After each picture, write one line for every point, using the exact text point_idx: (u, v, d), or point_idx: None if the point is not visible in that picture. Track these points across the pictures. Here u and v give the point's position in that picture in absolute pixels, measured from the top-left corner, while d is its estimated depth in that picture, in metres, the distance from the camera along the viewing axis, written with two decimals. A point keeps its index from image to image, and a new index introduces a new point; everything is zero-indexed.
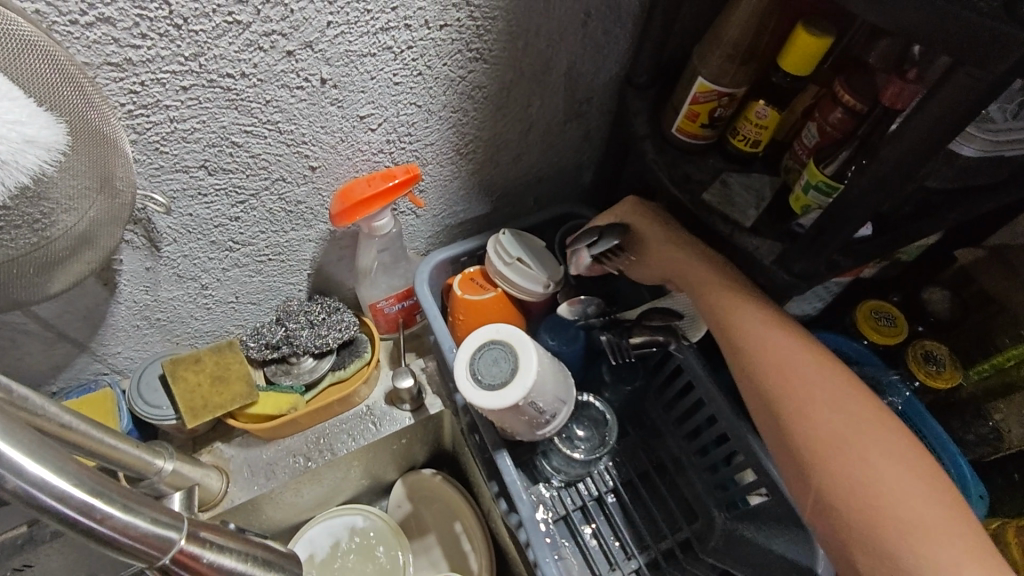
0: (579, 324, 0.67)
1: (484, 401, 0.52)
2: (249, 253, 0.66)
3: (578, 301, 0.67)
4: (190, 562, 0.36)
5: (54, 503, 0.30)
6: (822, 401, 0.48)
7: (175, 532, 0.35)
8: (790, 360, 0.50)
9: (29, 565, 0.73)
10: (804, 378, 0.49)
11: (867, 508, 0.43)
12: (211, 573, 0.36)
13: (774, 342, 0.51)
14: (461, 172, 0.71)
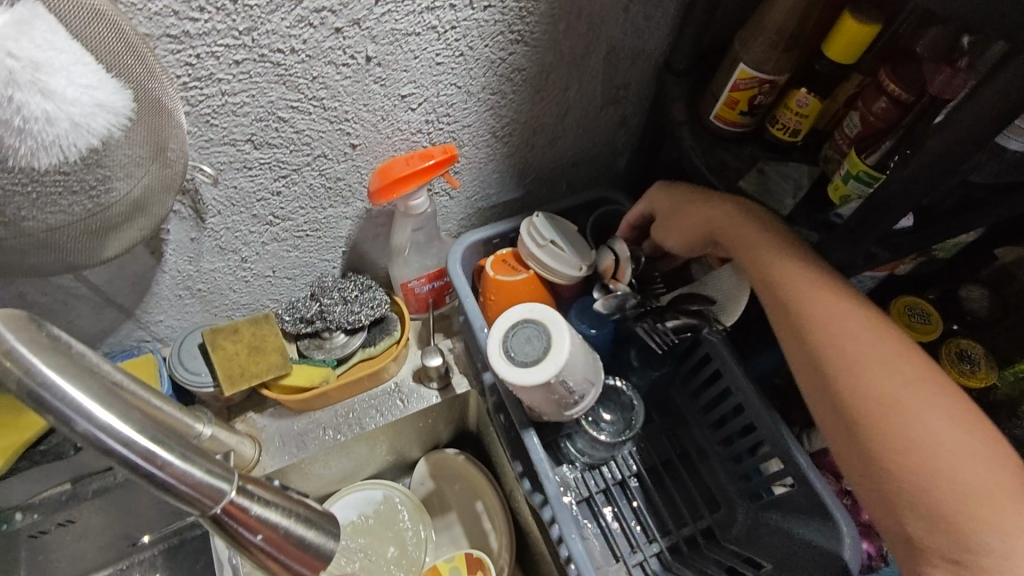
0: (614, 318, 0.66)
1: (516, 377, 0.53)
2: (289, 228, 0.68)
3: (614, 295, 0.63)
4: (238, 514, 0.37)
5: (119, 446, 0.32)
6: (869, 360, 0.45)
7: (225, 484, 0.36)
8: (838, 318, 0.47)
9: (72, 521, 0.76)
10: (852, 338, 0.47)
11: (931, 486, 0.41)
12: (258, 526, 0.38)
13: (827, 306, 0.48)
14: (496, 155, 0.72)
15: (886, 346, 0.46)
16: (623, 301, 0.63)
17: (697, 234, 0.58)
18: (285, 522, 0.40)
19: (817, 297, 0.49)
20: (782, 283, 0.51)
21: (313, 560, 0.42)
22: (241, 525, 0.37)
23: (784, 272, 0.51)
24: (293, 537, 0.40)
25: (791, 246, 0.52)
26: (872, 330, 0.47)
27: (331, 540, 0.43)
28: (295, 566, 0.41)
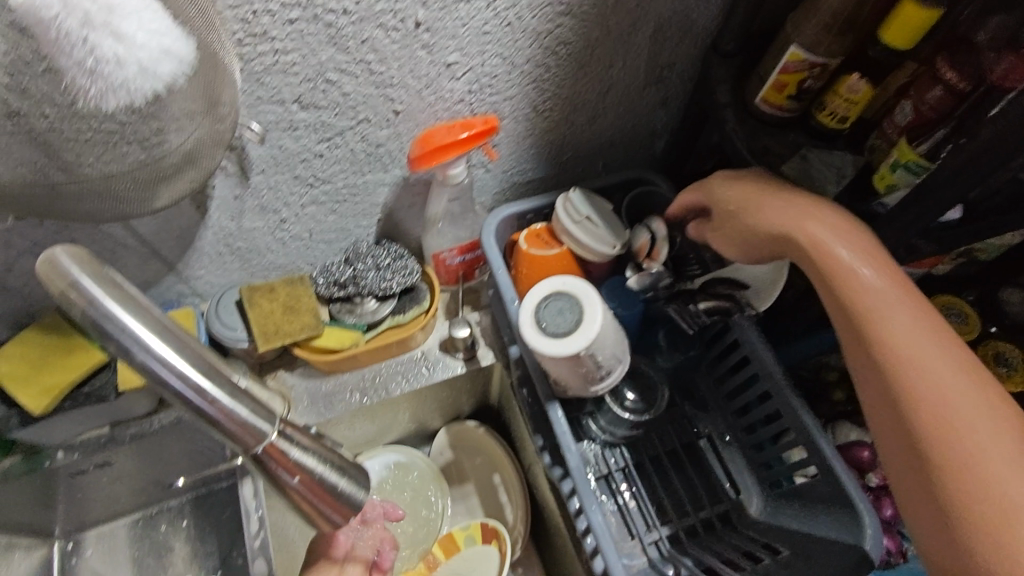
0: (643, 297, 0.67)
1: (547, 348, 0.53)
2: (328, 191, 0.69)
3: (648, 274, 0.65)
4: (277, 455, 0.39)
5: (174, 379, 0.34)
6: (942, 386, 0.43)
7: (268, 426, 0.38)
8: (914, 339, 0.45)
9: (109, 463, 0.80)
10: (930, 364, 0.44)
11: (1003, 543, 0.38)
12: (294, 469, 0.39)
13: (909, 332, 0.45)
14: (535, 130, 0.72)
15: (965, 379, 0.44)
16: (658, 279, 0.65)
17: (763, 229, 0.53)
18: (323, 468, 0.41)
19: (897, 320, 0.46)
20: (864, 295, 0.48)
21: (345, 508, 0.44)
22: (280, 466, 0.39)
23: (869, 285, 0.48)
24: (328, 483, 0.42)
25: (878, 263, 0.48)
26: (958, 362, 0.44)
27: (364, 491, 0.45)
28: (328, 512, 0.43)
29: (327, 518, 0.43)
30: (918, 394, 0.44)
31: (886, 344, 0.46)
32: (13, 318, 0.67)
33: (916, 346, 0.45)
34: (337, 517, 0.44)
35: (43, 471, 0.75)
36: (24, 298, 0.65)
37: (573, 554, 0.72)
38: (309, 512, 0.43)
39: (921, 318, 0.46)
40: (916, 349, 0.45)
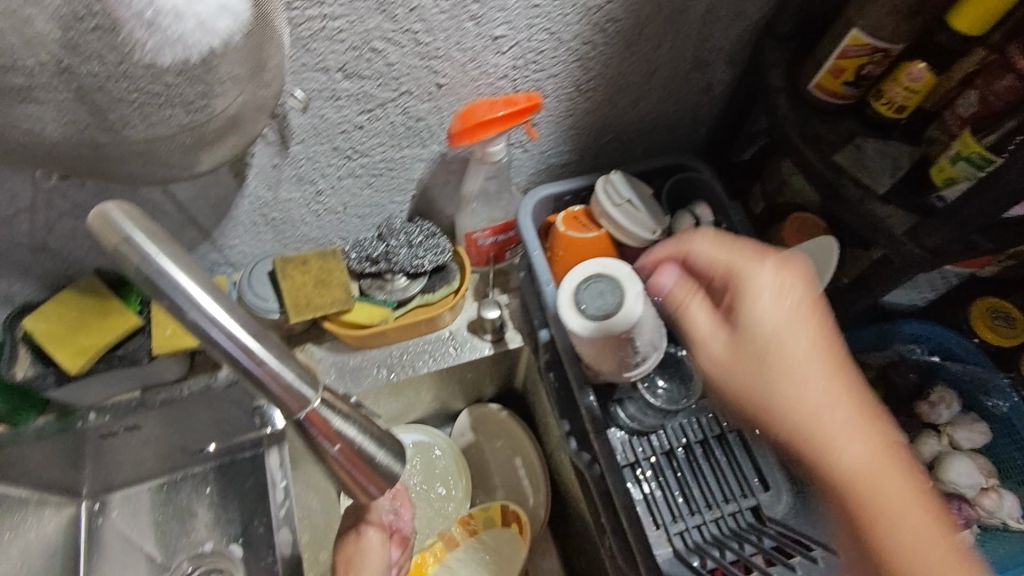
0: None
1: (586, 329, 0.52)
2: (365, 164, 0.68)
3: None
4: (319, 423, 0.38)
5: (223, 337, 0.33)
6: (859, 442, 0.45)
7: (311, 391, 0.38)
8: (835, 418, 0.46)
9: (138, 427, 0.81)
10: (857, 455, 0.45)
11: None
12: (335, 437, 0.39)
13: (853, 432, 0.46)
14: (576, 111, 0.71)
15: (897, 466, 0.45)
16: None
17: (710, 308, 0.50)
18: (365, 441, 0.41)
19: (837, 424, 0.46)
20: (780, 389, 0.47)
21: (380, 479, 0.44)
22: (325, 436, 0.39)
23: (772, 381, 0.47)
24: (367, 456, 0.42)
25: (813, 356, 0.47)
26: (877, 441, 0.46)
27: (400, 464, 0.45)
28: (364, 482, 0.43)
29: (363, 488, 0.44)
30: (862, 486, 0.44)
31: (826, 443, 0.46)
32: (52, 279, 0.68)
33: (857, 447, 0.45)
34: (372, 488, 0.44)
35: (74, 431, 0.77)
36: (62, 259, 0.66)
37: (597, 537, 0.71)
38: (345, 480, 0.43)
39: (851, 396, 0.47)
40: (864, 459, 0.45)
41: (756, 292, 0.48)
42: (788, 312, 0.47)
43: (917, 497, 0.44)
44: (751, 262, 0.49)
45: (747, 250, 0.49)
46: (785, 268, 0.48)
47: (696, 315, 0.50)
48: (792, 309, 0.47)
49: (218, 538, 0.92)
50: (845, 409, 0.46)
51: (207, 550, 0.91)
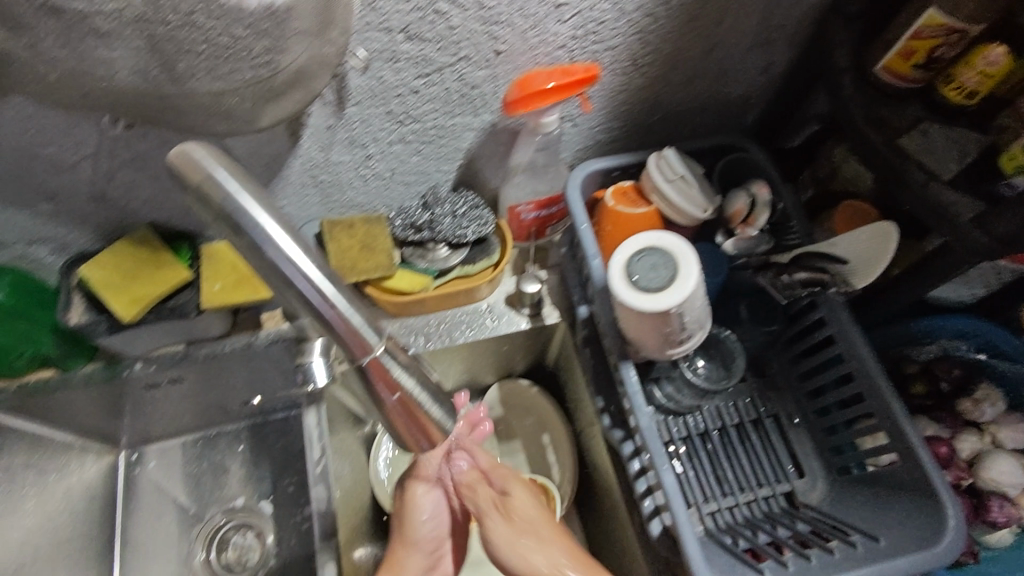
0: (738, 260, 0.66)
1: (636, 300, 0.52)
2: (416, 130, 0.68)
3: (747, 239, 0.64)
4: (379, 371, 0.39)
5: (298, 278, 0.34)
6: (544, 548, 0.61)
7: (375, 339, 0.38)
8: (532, 550, 0.61)
9: (181, 380, 0.83)
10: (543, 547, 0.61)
11: None
12: (392, 386, 0.40)
13: (519, 531, 0.63)
14: (629, 86, 0.70)
15: (540, 513, 0.66)
16: (756, 243, 0.64)
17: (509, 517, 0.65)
18: (422, 394, 0.42)
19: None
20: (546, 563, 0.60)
21: (433, 432, 0.44)
22: (384, 387, 0.40)
23: (526, 527, 0.64)
24: (422, 408, 0.42)
25: (508, 495, 0.67)
26: (531, 505, 0.67)
27: (451, 418, 0.45)
28: (417, 435, 0.44)
29: (416, 440, 0.44)
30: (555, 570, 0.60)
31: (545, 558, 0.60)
32: (108, 229, 0.70)
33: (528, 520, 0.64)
34: (424, 440, 0.45)
35: (121, 379, 0.79)
36: (120, 210, 0.67)
37: (625, 513, 0.72)
38: (398, 431, 0.43)
39: (515, 503, 0.66)
40: (524, 521, 0.64)
41: (502, 550, 0.62)
42: (518, 539, 0.63)
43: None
44: (517, 480, 0.69)
45: (506, 473, 0.70)
46: (511, 480, 0.69)
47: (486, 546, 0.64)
48: (533, 507, 0.66)
49: (249, 494, 0.94)
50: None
51: (238, 506, 0.94)
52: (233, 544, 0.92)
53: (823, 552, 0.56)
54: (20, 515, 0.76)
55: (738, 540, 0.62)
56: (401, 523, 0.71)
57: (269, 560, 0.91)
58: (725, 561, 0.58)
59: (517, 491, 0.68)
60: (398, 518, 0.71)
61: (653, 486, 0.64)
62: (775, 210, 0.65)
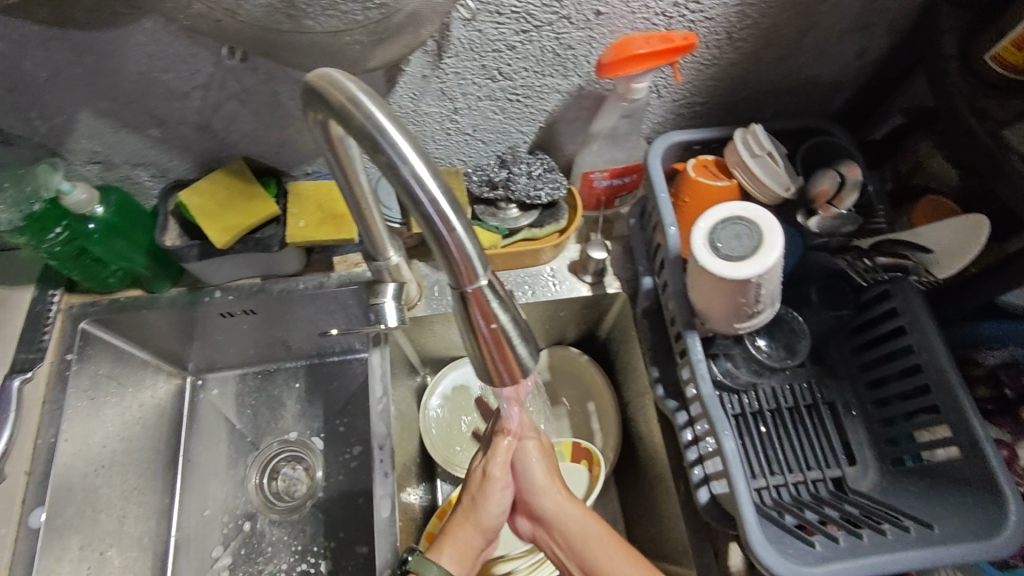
0: (817, 239, 0.65)
1: (718, 266, 0.54)
2: (505, 87, 0.70)
3: (832, 219, 0.64)
4: (479, 299, 0.41)
5: (424, 198, 0.36)
6: (552, 485, 0.68)
7: (481, 270, 0.40)
8: (542, 486, 0.68)
9: (254, 312, 0.87)
10: (551, 488, 0.67)
11: None
12: (490, 317, 0.42)
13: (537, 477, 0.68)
14: (720, 60, 0.70)
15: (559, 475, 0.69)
16: (839, 224, 0.64)
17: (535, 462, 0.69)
18: (513, 329, 0.43)
19: (593, 534, 0.64)
20: (551, 494, 0.67)
21: (516, 368, 0.46)
22: (480, 317, 0.42)
23: (546, 469, 0.69)
24: (511, 344, 0.44)
25: (538, 443, 0.70)
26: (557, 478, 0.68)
27: (534, 357, 0.46)
28: (501, 369, 0.45)
29: (499, 374, 0.46)
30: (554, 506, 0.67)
31: (548, 492, 0.67)
32: (205, 159, 0.73)
33: (549, 472, 0.68)
34: (505, 375, 0.46)
35: (201, 305, 0.83)
36: (219, 141, 0.71)
37: (672, 481, 0.73)
38: (484, 363, 0.45)
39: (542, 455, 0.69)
40: (545, 465, 0.69)
41: (533, 486, 0.68)
42: (545, 487, 0.68)
43: (604, 538, 0.64)
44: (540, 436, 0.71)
45: (539, 430, 0.71)
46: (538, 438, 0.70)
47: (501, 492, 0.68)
48: (552, 461, 0.69)
49: (302, 430, 0.98)
50: (574, 516, 0.66)
51: (292, 439, 0.98)
52: (282, 475, 0.95)
53: (875, 532, 0.58)
54: (100, 420, 0.81)
55: (784, 516, 0.63)
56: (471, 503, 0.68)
57: (317, 493, 0.94)
58: (772, 530, 0.59)
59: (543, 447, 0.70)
60: (468, 499, 0.68)
61: (703, 455, 0.67)
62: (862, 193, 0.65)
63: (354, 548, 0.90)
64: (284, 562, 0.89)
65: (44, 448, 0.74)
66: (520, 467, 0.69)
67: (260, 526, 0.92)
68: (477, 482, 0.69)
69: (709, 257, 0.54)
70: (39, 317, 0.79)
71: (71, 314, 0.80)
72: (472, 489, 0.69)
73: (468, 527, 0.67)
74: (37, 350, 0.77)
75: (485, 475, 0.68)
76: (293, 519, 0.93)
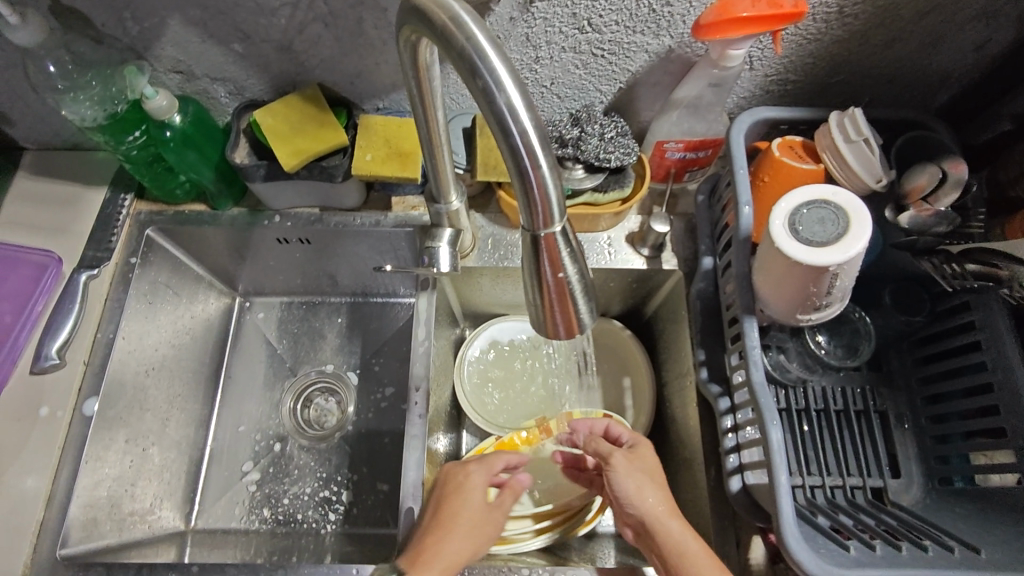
0: (908, 236, 0.62)
1: (796, 250, 0.51)
2: (592, 41, 0.67)
3: (929, 217, 0.61)
4: (551, 248, 0.40)
5: (515, 131, 0.35)
6: (655, 504, 0.66)
7: (558, 218, 0.39)
8: (644, 501, 0.66)
9: (309, 243, 0.88)
10: (653, 508, 0.65)
11: None
12: (558, 267, 0.41)
13: (640, 491, 0.67)
14: (823, 36, 0.66)
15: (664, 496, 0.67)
16: (932, 223, 0.61)
17: (635, 475, 0.68)
18: (578, 283, 0.42)
19: (696, 557, 0.61)
20: (651, 512, 0.65)
21: (572, 324, 0.45)
22: (549, 266, 0.41)
23: (647, 486, 0.67)
24: (574, 298, 0.43)
25: (638, 461, 0.70)
26: (660, 497, 0.66)
27: (592, 316, 0.45)
28: (558, 321, 0.44)
29: (554, 325, 0.45)
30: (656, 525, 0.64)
31: (649, 511, 0.65)
32: (281, 82, 0.73)
33: (651, 491, 0.67)
34: (560, 329, 0.45)
35: (259, 228, 0.84)
36: (298, 63, 0.71)
37: (702, 466, 0.72)
38: (540, 313, 0.44)
39: (644, 471, 0.69)
40: (648, 482, 0.68)
41: (630, 496, 0.67)
42: (644, 503, 0.66)
43: (703, 558, 0.61)
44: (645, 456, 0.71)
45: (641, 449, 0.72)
46: (636, 456, 0.70)
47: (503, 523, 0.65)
48: (652, 480, 0.68)
49: (339, 363, 1.00)
50: (672, 532, 0.63)
51: (327, 371, 1.00)
52: (315, 404, 0.98)
53: (915, 547, 0.56)
54: (154, 325, 0.84)
55: (818, 516, 0.61)
56: (467, 528, 0.63)
57: (346, 426, 0.97)
58: (805, 529, 0.58)
59: (647, 466, 0.70)
60: (467, 522, 0.63)
61: (741, 444, 0.65)
62: (968, 194, 0.62)
63: (375, 484, 0.92)
64: (308, 486, 0.92)
65: (103, 342, 0.76)
66: (622, 480, 0.68)
67: (290, 449, 0.95)
68: (479, 510, 0.65)
69: (794, 247, 0.51)
70: (109, 218, 0.82)
71: (138, 221, 0.83)
72: (471, 517, 0.64)
73: (468, 547, 0.62)
74: (105, 250, 0.80)
75: (486, 505, 0.66)
76: (321, 448, 0.95)
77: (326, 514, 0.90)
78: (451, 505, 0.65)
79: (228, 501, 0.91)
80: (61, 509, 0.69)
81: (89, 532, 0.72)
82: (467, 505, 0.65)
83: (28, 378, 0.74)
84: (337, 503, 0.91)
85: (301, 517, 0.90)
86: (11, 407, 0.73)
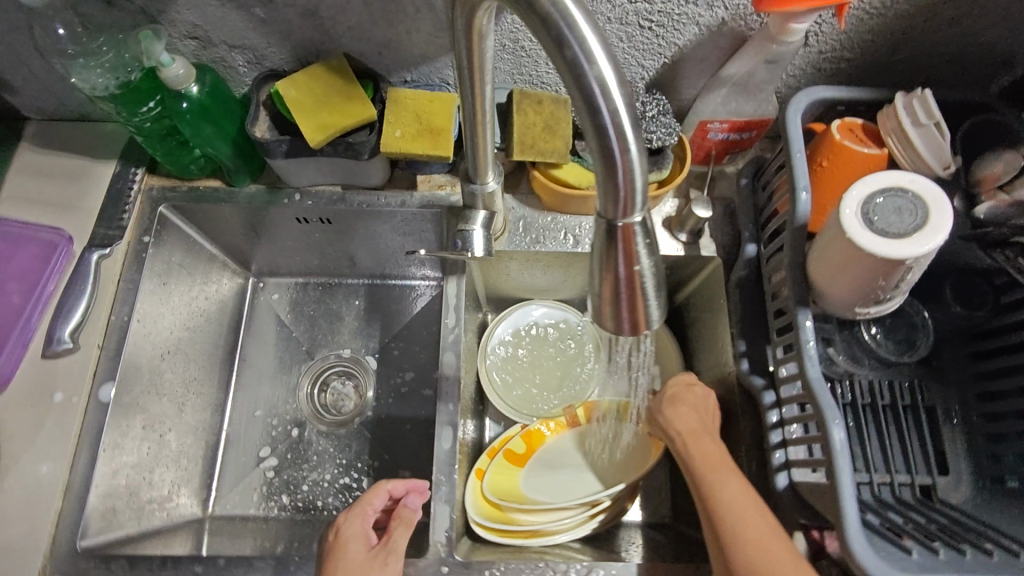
0: (979, 228, 0.59)
1: (867, 240, 0.48)
2: (640, 11, 0.63)
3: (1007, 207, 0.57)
4: (626, 239, 0.37)
5: (605, 111, 0.31)
6: (686, 414, 0.69)
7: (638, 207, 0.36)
8: (676, 413, 0.69)
9: (330, 223, 0.84)
10: (682, 418, 0.68)
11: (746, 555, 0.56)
12: (633, 261, 0.38)
13: (679, 405, 0.70)
14: (887, 9, 0.62)
15: (702, 411, 0.69)
16: (1012, 214, 0.57)
17: (676, 395, 0.71)
18: (651, 278, 0.39)
19: (710, 465, 0.63)
20: (678, 421, 0.68)
21: (638, 321, 0.41)
22: (622, 259, 0.38)
23: (683, 402, 0.70)
24: (644, 294, 0.40)
25: (686, 382, 0.72)
26: (695, 414, 0.69)
27: (660, 313, 0.41)
28: (623, 317, 0.41)
29: (617, 320, 0.42)
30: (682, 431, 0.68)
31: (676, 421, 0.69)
32: (304, 51, 0.69)
33: (691, 405, 0.70)
34: (625, 326, 0.42)
35: (279, 207, 0.80)
36: (324, 31, 0.66)
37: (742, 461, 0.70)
38: (603, 308, 0.41)
39: (689, 392, 0.71)
40: (688, 399, 0.71)
41: (663, 412, 0.70)
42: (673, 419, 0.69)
43: (723, 468, 0.63)
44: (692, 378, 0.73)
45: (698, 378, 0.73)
46: (686, 381, 0.72)
47: (396, 562, 0.59)
48: (694, 399, 0.71)
49: (357, 347, 0.98)
50: (726, 485, 0.61)
51: (345, 354, 0.97)
52: (332, 387, 0.96)
53: (979, 552, 0.55)
54: (168, 306, 0.81)
55: (868, 513, 0.60)
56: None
57: (365, 411, 0.94)
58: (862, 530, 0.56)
59: (691, 387, 0.72)
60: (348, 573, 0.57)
61: (788, 440, 0.64)
62: None
63: (397, 471, 0.90)
64: (328, 473, 0.90)
65: (118, 325, 0.73)
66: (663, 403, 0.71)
67: (308, 434, 0.92)
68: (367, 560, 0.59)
69: (870, 236, 0.48)
70: (120, 194, 0.77)
71: (150, 197, 0.78)
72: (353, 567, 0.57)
73: None
74: (116, 228, 0.76)
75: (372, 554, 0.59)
76: (340, 434, 0.93)
77: (347, 501, 0.88)
78: (328, 565, 0.58)
79: (246, 487, 0.89)
80: (79, 499, 0.66)
81: (107, 522, 0.69)
82: (347, 558, 0.58)
83: (39, 362, 0.70)
84: (358, 490, 0.89)
85: (322, 504, 0.88)
86: (23, 392, 0.69)
